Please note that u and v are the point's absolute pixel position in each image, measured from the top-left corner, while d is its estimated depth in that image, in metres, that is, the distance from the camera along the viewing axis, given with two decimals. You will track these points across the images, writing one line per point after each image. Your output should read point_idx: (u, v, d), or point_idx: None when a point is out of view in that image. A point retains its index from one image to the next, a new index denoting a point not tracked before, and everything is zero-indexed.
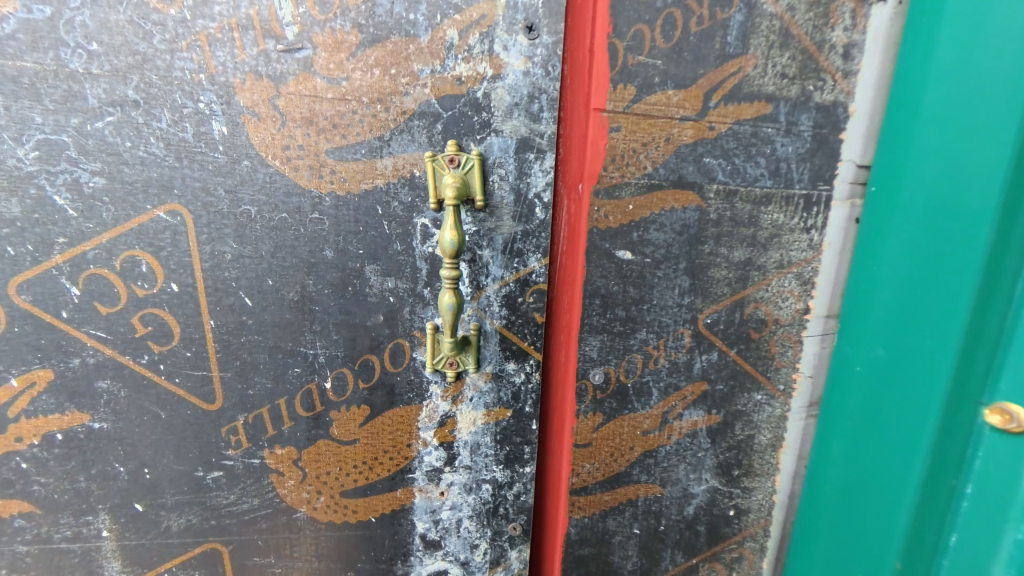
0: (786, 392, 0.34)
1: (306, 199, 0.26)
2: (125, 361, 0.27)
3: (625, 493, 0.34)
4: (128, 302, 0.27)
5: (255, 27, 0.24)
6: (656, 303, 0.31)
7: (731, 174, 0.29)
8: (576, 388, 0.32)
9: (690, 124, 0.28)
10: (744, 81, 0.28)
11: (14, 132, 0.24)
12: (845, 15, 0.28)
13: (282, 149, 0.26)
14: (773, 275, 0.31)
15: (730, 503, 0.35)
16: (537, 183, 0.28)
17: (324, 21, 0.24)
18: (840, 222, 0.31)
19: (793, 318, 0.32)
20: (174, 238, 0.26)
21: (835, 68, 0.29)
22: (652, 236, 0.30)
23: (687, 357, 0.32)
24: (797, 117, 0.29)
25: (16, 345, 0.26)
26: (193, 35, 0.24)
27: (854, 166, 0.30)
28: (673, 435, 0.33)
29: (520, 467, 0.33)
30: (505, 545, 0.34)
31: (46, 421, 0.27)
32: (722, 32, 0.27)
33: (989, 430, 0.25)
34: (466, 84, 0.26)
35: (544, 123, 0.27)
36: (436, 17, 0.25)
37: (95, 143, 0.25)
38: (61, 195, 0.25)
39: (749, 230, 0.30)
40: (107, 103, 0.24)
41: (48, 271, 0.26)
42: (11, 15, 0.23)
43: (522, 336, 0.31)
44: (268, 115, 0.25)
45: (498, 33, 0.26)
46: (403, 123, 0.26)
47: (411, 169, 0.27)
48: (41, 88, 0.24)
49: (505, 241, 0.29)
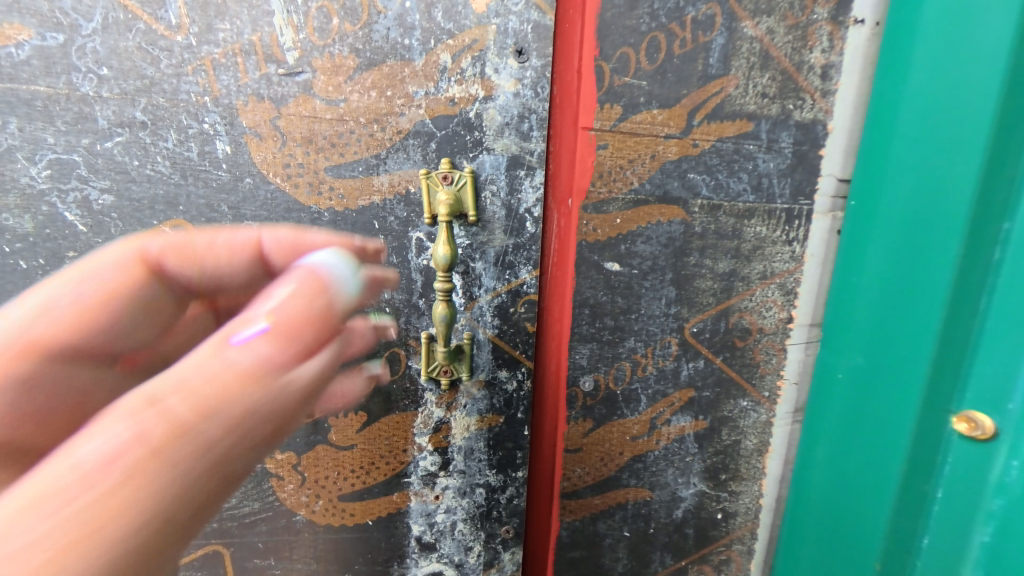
0: (771, 398, 0.35)
1: (306, 214, 0.28)
2: None
3: (615, 497, 0.35)
4: None
5: (258, 52, 0.25)
6: (643, 312, 0.32)
7: (714, 190, 0.30)
8: (567, 395, 0.33)
9: (674, 141, 0.29)
10: (726, 101, 0.29)
11: (28, 152, 0.25)
12: (822, 37, 0.29)
13: (283, 167, 0.27)
14: (756, 286, 0.32)
15: (718, 507, 0.36)
16: (527, 199, 0.29)
17: (322, 46, 0.26)
18: (821, 235, 0.32)
19: (776, 327, 0.33)
20: None
21: (814, 87, 0.30)
22: (639, 249, 0.31)
23: (674, 364, 0.33)
24: (777, 135, 0.30)
25: None
26: (199, 60, 0.25)
27: (834, 180, 0.31)
28: (661, 440, 0.34)
29: (513, 471, 0.34)
30: (498, 548, 0.35)
31: None
32: (704, 54, 0.28)
33: (958, 435, 0.26)
34: (459, 105, 0.27)
35: (534, 141, 0.29)
36: (430, 42, 0.26)
37: (104, 162, 0.26)
38: (72, 212, 0.26)
39: (733, 243, 0.31)
40: (117, 125, 0.25)
41: None
42: (26, 42, 0.24)
43: (514, 345, 0.32)
44: (270, 135, 0.26)
45: (489, 56, 0.27)
46: (399, 142, 0.27)
47: (406, 186, 0.28)
48: (54, 110, 0.25)
49: (497, 254, 0.30)
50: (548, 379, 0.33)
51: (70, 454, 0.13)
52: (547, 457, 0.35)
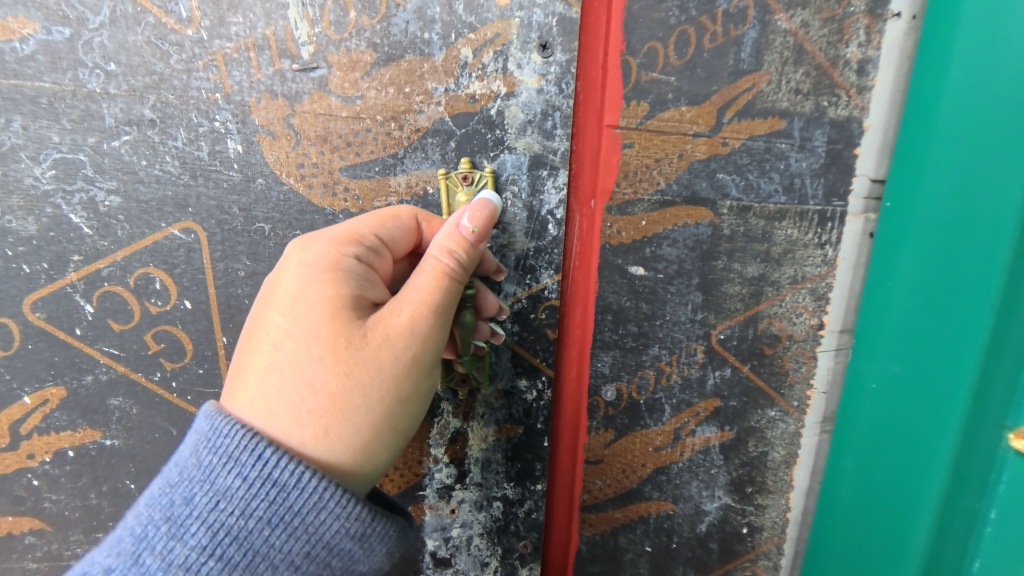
0: (800, 408, 0.33)
1: (320, 216, 0.26)
2: (137, 378, 0.27)
3: (637, 510, 0.34)
4: (142, 319, 0.27)
5: (271, 47, 0.24)
6: (668, 318, 0.31)
7: (744, 190, 0.29)
8: (588, 405, 0.32)
9: (703, 140, 0.28)
10: (758, 97, 0.28)
11: (33, 152, 0.24)
12: (859, 31, 0.28)
13: (296, 166, 0.26)
14: (786, 290, 0.31)
15: (743, 521, 0.34)
16: (549, 201, 0.28)
17: (339, 40, 0.25)
18: (854, 237, 0.30)
19: (807, 333, 0.32)
20: (188, 255, 0.26)
21: (849, 83, 0.28)
22: (665, 252, 0.29)
23: (699, 373, 0.32)
24: (811, 133, 0.29)
25: (31, 362, 0.27)
26: (210, 55, 0.24)
27: (868, 181, 0.30)
28: (686, 452, 0.33)
29: (531, 484, 0.32)
30: (516, 563, 0.34)
31: (59, 437, 0.28)
32: (735, 49, 0.27)
33: (1014, 453, 0.23)
34: (479, 102, 0.26)
35: (557, 140, 0.27)
36: (451, 36, 0.25)
37: (111, 161, 0.25)
38: (78, 214, 0.25)
39: (763, 246, 0.30)
40: (124, 123, 0.24)
41: (63, 288, 0.26)
42: (32, 36, 0.23)
43: (534, 352, 0.31)
44: (283, 134, 0.25)
45: (511, 51, 0.26)
46: (416, 141, 0.26)
47: (424, 186, 0.27)
48: (60, 108, 0.24)
49: (518, 258, 0.29)
50: (562, 388, 0.32)
51: (339, 387, 0.21)
52: (559, 465, 0.34)
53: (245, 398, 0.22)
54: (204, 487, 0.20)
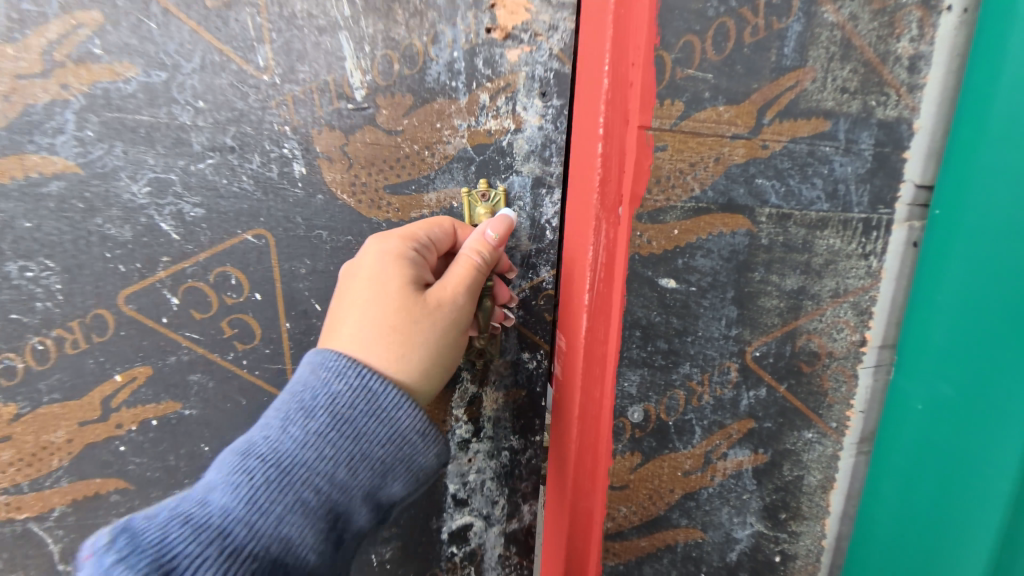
0: (838, 430, 0.31)
1: (368, 223, 0.30)
2: (214, 356, 0.32)
3: (663, 539, 0.34)
4: (220, 308, 0.31)
5: (333, 88, 0.28)
6: (700, 334, 0.30)
7: (786, 198, 0.28)
8: (614, 427, 0.32)
9: (742, 141, 0.28)
10: (801, 97, 0.27)
11: (132, 170, 0.29)
12: (912, 24, 0.25)
13: (351, 185, 0.29)
14: (827, 304, 0.29)
15: (776, 548, 0.33)
16: (547, 213, 0.32)
17: (387, 85, 0.29)
18: (900, 247, 0.28)
19: (849, 351, 0.30)
20: (260, 257, 0.30)
21: (901, 82, 0.26)
22: (698, 262, 0.29)
23: (733, 393, 0.31)
24: (857, 135, 0.27)
25: (126, 344, 0.32)
26: (282, 95, 0.28)
27: (916, 186, 0.27)
28: (716, 477, 0.33)
29: (533, 436, 0.36)
30: (519, 501, 0.37)
31: (146, 409, 0.33)
32: (778, 43, 0.26)
33: None
34: (492, 136, 0.30)
35: (555, 164, 0.31)
36: (474, 82, 0.29)
37: (197, 179, 0.29)
38: (168, 221, 0.30)
39: (804, 256, 0.29)
40: (209, 147, 0.29)
41: (155, 283, 0.31)
42: (135, 76, 0.28)
43: (535, 331, 0.34)
44: (340, 158, 0.29)
45: (520, 96, 0.30)
46: (446, 163, 0.30)
47: (450, 200, 0.31)
48: (155, 135, 0.29)
49: (522, 257, 0.32)
50: (588, 409, 0.32)
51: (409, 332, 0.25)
52: (588, 490, 0.33)
53: (340, 335, 0.25)
54: (301, 412, 0.23)
